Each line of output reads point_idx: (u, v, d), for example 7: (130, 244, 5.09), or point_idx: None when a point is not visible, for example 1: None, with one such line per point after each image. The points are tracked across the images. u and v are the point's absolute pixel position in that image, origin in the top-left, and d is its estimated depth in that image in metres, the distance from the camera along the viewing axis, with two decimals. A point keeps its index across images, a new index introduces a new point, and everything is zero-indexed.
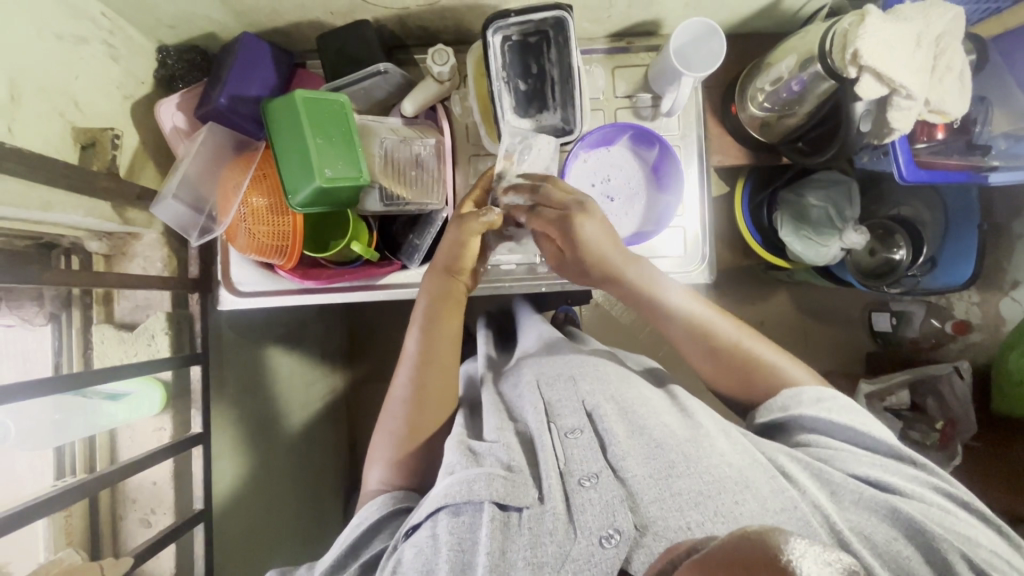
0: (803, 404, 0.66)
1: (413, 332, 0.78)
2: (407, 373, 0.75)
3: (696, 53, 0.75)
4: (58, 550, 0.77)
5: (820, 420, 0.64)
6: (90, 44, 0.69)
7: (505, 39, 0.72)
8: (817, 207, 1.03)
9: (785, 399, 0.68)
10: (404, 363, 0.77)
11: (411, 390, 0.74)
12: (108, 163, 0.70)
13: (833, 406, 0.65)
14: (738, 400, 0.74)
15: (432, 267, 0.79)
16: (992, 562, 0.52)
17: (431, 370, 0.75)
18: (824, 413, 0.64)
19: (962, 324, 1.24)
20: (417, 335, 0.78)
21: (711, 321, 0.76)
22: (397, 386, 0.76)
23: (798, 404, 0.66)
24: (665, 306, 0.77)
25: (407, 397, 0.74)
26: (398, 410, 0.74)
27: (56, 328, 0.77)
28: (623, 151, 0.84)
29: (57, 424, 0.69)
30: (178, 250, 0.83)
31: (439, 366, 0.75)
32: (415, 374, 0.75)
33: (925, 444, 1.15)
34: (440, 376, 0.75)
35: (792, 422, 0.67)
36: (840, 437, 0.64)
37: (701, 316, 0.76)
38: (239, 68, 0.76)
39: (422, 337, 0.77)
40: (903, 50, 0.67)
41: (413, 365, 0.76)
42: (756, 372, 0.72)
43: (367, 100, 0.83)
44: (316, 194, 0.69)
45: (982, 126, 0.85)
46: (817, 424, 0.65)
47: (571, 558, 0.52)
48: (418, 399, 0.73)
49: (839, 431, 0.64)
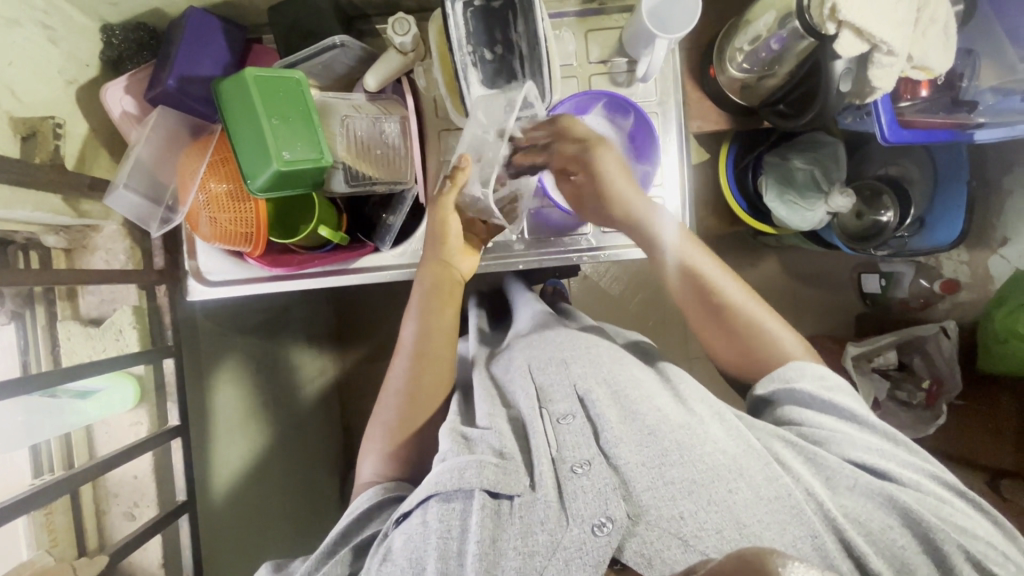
0: (808, 379, 0.65)
1: (410, 321, 0.76)
2: (403, 365, 0.74)
3: (671, 10, 0.71)
4: (40, 549, 0.73)
5: (818, 399, 0.63)
6: (22, 25, 0.65)
7: (466, 5, 0.69)
8: (803, 170, 1.01)
9: (785, 370, 0.67)
10: (400, 355, 0.76)
11: (406, 383, 0.73)
12: (52, 154, 0.66)
13: (838, 387, 0.64)
14: (736, 368, 0.72)
15: (424, 259, 0.78)
16: (988, 553, 0.52)
17: (427, 361, 0.73)
18: (820, 391, 0.63)
19: (951, 282, 1.21)
20: (413, 325, 0.76)
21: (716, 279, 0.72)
22: (393, 376, 0.75)
23: (799, 376, 0.65)
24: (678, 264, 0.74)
25: (402, 389, 0.72)
26: (392, 400, 0.73)
27: (20, 326, 0.73)
28: (599, 119, 0.80)
29: (28, 424, 0.67)
30: (141, 240, 0.80)
31: (433, 357, 0.74)
32: (410, 365, 0.73)
33: (911, 403, 1.16)
34: (435, 367, 0.73)
35: (786, 396, 0.66)
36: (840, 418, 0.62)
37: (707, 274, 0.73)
38: (187, 46, 0.72)
39: (419, 329, 0.75)
40: (884, 3, 0.64)
41: (409, 356, 0.74)
42: (762, 341, 0.70)
43: (327, 76, 0.79)
44: (275, 179, 0.65)
45: (969, 81, 0.82)
46: (812, 402, 0.63)
47: (563, 546, 0.51)
48: (412, 391, 0.72)
49: (834, 410, 0.62)
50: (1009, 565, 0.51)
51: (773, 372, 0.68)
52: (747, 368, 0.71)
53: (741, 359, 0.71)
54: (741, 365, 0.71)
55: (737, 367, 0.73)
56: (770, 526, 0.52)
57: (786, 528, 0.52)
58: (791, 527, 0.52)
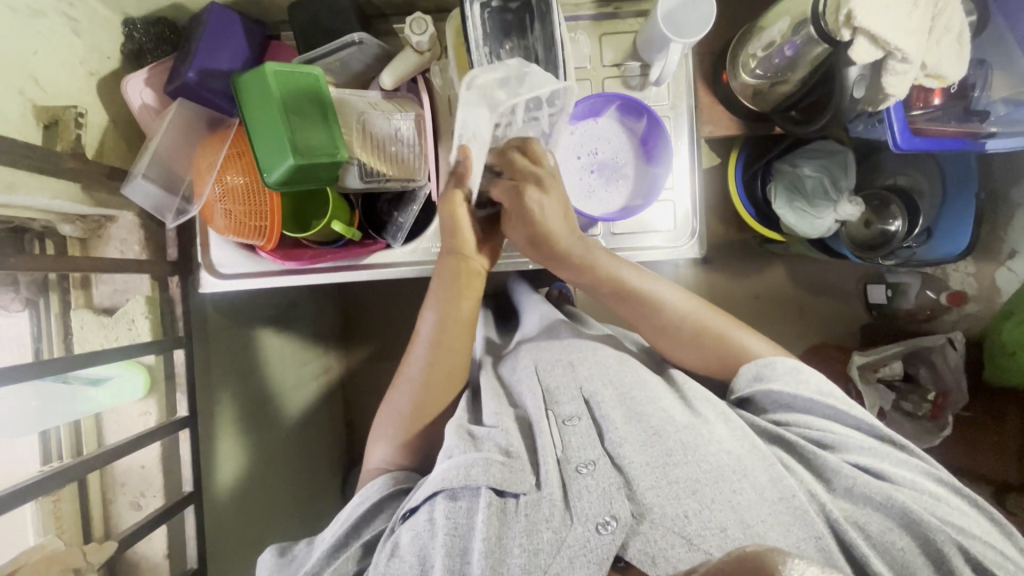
0: (785, 377, 0.64)
1: (428, 312, 0.76)
2: (422, 352, 0.74)
3: (686, 16, 0.72)
4: (46, 534, 0.74)
5: (798, 398, 0.62)
6: (48, 17, 0.66)
7: (484, 6, 0.70)
8: (811, 177, 1.01)
9: (765, 371, 0.65)
10: (417, 343, 0.75)
11: (423, 370, 0.73)
12: (73, 143, 0.67)
13: (815, 385, 0.63)
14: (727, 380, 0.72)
15: (443, 251, 0.76)
16: (988, 555, 0.51)
17: (445, 352, 0.73)
18: (796, 388, 0.63)
19: (955, 294, 1.21)
20: (432, 315, 0.75)
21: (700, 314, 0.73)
22: (410, 364, 0.74)
23: (774, 375, 0.65)
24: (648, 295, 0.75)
25: (418, 378, 0.72)
26: (406, 390, 0.73)
27: (33, 315, 0.74)
28: (611, 122, 0.83)
29: (38, 411, 0.68)
30: (156, 232, 0.81)
31: (453, 349, 0.74)
32: (428, 354, 0.73)
33: (917, 415, 1.15)
34: (450, 362, 0.73)
35: (762, 395, 0.65)
36: (841, 422, 0.61)
37: (683, 307, 0.74)
38: (208, 40, 0.73)
39: (437, 320, 0.74)
40: (898, 11, 0.65)
41: (428, 344, 0.74)
42: (742, 347, 0.71)
43: (344, 73, 0.80)
44: (293, 172, 0.66)
45: (980, 92, 0.83)
46: (793, 401, 0.63)
47: (567, 544, 0.52)
48: (427, 381, 0.72)
49: (817, 409, 0.62)
50: (1009, 565, 0.51)
51: (755, 365, 0.66)
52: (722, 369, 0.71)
53: (720, 360, 0.71)
54: (706, 363, 0.72)
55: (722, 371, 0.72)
56: (773, 526, 0.52)
57: (789, 530, 0.52)
58: (795, 529, 0.52)
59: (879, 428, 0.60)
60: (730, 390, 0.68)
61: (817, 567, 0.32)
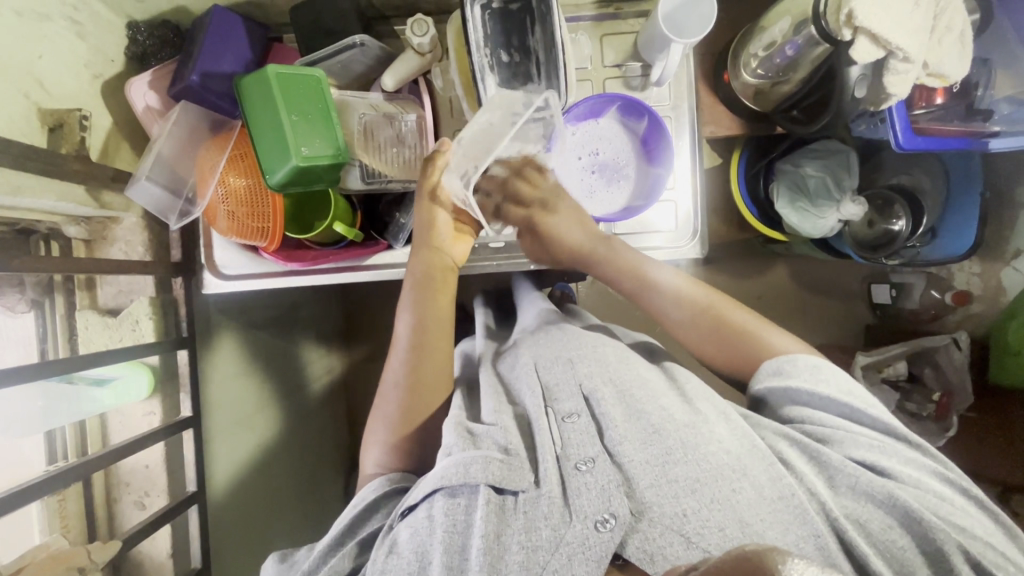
0: (805, 376, 0.63)
1: (404, 314, 0.77)
2: (400, 358, 0.74)
3: (685, 16, 0.72)
4: (51, 533, 0.75)
5: (817, 396, 0.62)
6: (53, 21, 0.67)
7: (485, 7, 0.70)
8: (814, 176, 1.01)
9: (785, 369, 0.65)
10: (397, 348, 0.76)
11: (405, 375, 0.73)
12: (77, 146, 0.68)
13: (837, 383, 0.63)
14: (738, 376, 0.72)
15: (415, 249, 0.78)
16: (990, 556, 0.51)
17: (423, 355, 0.73)
18: (817, 387, 0.62)
19: (963, 294, 1.17)
20: (407, 318, 0.76)
21: (721, 308, 0.74)
22: (390, 371, 0.75)
23: (795, 371, 0.64)
24: (653, 288, 0.77)
25: (402, 382, 0.73)
26: (392, 395, 0.73)
27: (39, 315, 0.75)
28: (612, 122, 0.82)
29: (43, 411, 0.68)
30: (159, 233, 0.81)
31: (432, 350, 0.74)
32: (408, 358, 0.73)
33: (920, 415, 1.15)
34: (431, 357, 0.74)
35: (781, 392, 0.64)
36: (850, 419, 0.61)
37: (697, 299, 0.75)
38: (210, 43, 0.74)
39: (413, 320, 0.75)
40: (900, 10, 0.65)
41: (406, 349, 0.74)
42: (750, 349, 0.70)
43: (345, 75, 0.80)
44: (294, 174, 0.66)
45: (984, 90, 0.82)
46: (812, 399, 0.62)
47: (566, 542, 0.52)
48: (413, 385, 0.72)
49: (834, 406, 0.61)
50: (1010, 567, 0.51)
51: (776, 361, 0.67)
52: (741, 369, 0.71)
53: (736, 359, 0.71)
54: (723, 356, 0.72)
55: (737, 369, 0.71)
56: (772, 525, 0.52)
57: (788, 528, 0.52)
58: (794, 527, 0.52)
59: (891, 427, 0.60)
60: (751, 386, 0.68)
61: (817, 565, 0.30)
